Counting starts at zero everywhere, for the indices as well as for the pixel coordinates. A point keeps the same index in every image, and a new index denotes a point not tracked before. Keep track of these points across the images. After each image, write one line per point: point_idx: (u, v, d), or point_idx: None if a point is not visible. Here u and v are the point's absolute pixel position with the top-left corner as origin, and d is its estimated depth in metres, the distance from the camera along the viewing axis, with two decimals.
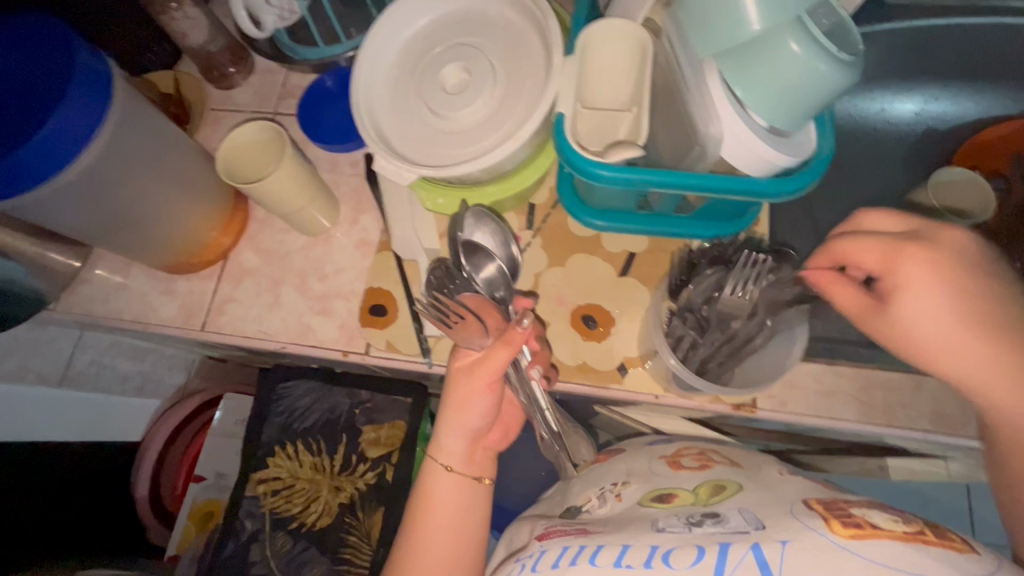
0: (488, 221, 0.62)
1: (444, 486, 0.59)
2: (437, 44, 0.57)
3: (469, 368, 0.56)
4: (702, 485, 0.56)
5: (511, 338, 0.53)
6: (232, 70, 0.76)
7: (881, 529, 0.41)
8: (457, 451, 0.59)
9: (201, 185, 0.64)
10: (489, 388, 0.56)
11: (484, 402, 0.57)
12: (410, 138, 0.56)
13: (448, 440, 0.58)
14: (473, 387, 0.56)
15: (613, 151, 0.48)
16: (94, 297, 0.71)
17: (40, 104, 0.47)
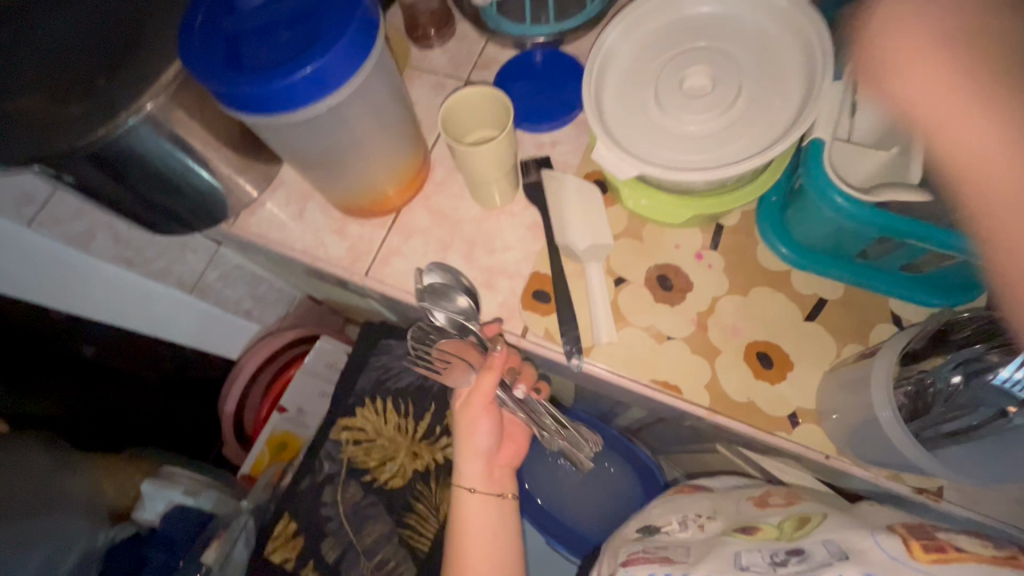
0: (440, 272, 0.66)
1: (473, 506, 0.66)
2: (683, 45, 0.55)
3: (465, 401, 0.65)
4: (785, 520, 0.57)
5: (493, 363, 0.61)
6: (433, 33, 0.76)
7: (968, 553, 0.41)
8: (477, 473, 0.67)
9: (401, 140, 0.65)
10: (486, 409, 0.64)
11: (487, 421, 0.65)
12: (635, 130, 0.54)
13: (470, 468, 0.67)
14: (473, 409, 0.64)
15: (879, 190, 0.45)
16: (270, 223, 0.75)
17: (315, 38, 0.49)
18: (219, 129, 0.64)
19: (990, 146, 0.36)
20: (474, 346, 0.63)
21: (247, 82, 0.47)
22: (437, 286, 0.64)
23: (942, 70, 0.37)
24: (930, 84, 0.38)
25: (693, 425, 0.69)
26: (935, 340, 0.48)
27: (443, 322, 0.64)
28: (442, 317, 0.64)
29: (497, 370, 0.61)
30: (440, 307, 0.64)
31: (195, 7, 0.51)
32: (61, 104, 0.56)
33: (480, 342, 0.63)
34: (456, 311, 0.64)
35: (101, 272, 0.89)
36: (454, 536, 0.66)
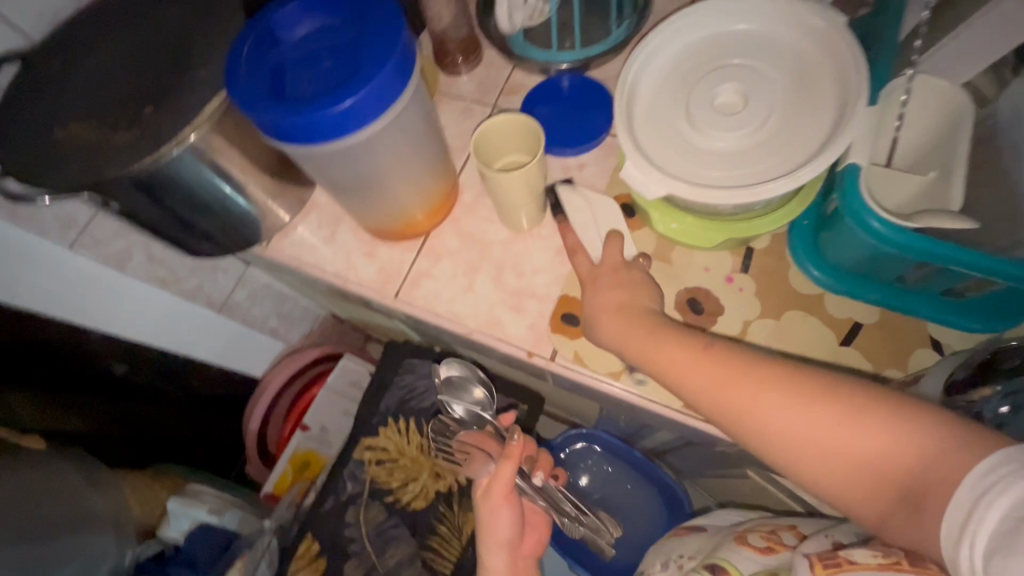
0: (456, 364, 0.72)
1: None
2: (714, 64, 0.55)
3: (484, 492, 0.64)
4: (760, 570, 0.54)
5: (510, 452, 0.62)
6: (461, 60, 0.78)
7: (859, 564, 0.45)
8: (501, 566, 0.67)
9: (432, 166, 0.67)
10: (504, 506, 0.64)
11: (507, 512, 0.65)
12: (666, 148, 0.54)
13: (495, 564, 0.67)
14: (494, 506, 0.64)
15: (922, 217, 0.45)
16: (301, 246, 0.77)
17: (356, 70, 0.51)
18: (256, 155, 0.66)
19: (748, 399, 0.44)
20: (491, 434, 0.69)
21: (289, 113, 0.49)
22: (451, 381, 0.72)
23: (690, 358, 0.48)
24: (664, 353, 0.50)
25: (724, 451, 0.68)
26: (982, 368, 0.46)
27: (462, 414, 0.72)
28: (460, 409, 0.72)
29: (513, 464, 0.62)
30: (458, 401, 0.72)
31: (242, 39, 0.53)
32: (110, 134, 0.58)
33: (496, 430, 0.69)
34: (472, 401, 0.72)
35: (135, 292, 0.92)
36: None
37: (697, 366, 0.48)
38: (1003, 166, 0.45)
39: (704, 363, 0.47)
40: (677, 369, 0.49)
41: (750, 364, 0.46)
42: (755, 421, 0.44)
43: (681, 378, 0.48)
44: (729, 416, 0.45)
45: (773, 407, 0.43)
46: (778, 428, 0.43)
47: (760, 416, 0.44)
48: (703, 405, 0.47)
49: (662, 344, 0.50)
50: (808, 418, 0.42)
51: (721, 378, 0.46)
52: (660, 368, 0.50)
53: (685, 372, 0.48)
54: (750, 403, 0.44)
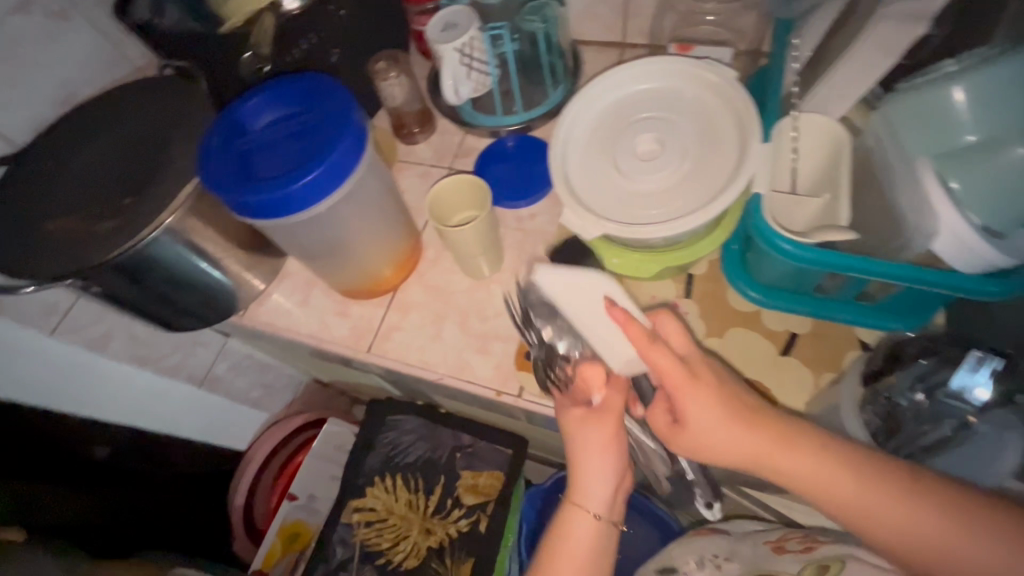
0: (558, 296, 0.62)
1: (582, 533, 0.58)
2: (632, 118, 0.63)
3: (592, 420, 0.59)
4: (805, 568, 0.62)
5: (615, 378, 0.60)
6: (418, 130, 0.86)
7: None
8: (601, 496, 0.59)
9: (395, 227, 0.72)
10: (612, 439, 0.58)
11: (609, 457, 0.59)
12: (598, 195, 0.60)
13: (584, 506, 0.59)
14: (596, 429, 0.58)
15: (818, 233, 0.51)
16: (277, 311, 0.81)
17: (314, 151, 0.57)
18: (231, 230, 0.72)
19: (928, 528, 0.46)
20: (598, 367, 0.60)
21: (254, 194, 0.55)
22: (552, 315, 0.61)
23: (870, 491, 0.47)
24: (782, 458, 0.50)
25: (695, 469, 0.71)
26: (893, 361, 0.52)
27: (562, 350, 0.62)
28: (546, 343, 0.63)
29: (620, 412, 0.59)
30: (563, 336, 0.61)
31: (211, 132, 0.59)
32: (92, 223, 0.63)
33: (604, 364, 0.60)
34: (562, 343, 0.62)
35: (118, 373, 0.94)
36: (554, 565, 0.58)
37: (874, 500, 0.47)
38: (878, 186, 0.53)
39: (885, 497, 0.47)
40: (853, 501, 0.48)
41: (877, 473, 0.48)
42: (879, 526, 0.47)
43: (854, 510, 0.48)
44: (851, 515, 0.49)
45: (897, 516, 0.47)
46: (921, 544, 0.46)
47: (883, 520, 0.47)
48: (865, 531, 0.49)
49: (832, 470, 0.49)
50: (932, 529, 0.46)
51: (902, 510, 0.47)
52: (832, 496, 0.49)
53: (867, 508, 0.48)
54: (927, 533, 0.46)
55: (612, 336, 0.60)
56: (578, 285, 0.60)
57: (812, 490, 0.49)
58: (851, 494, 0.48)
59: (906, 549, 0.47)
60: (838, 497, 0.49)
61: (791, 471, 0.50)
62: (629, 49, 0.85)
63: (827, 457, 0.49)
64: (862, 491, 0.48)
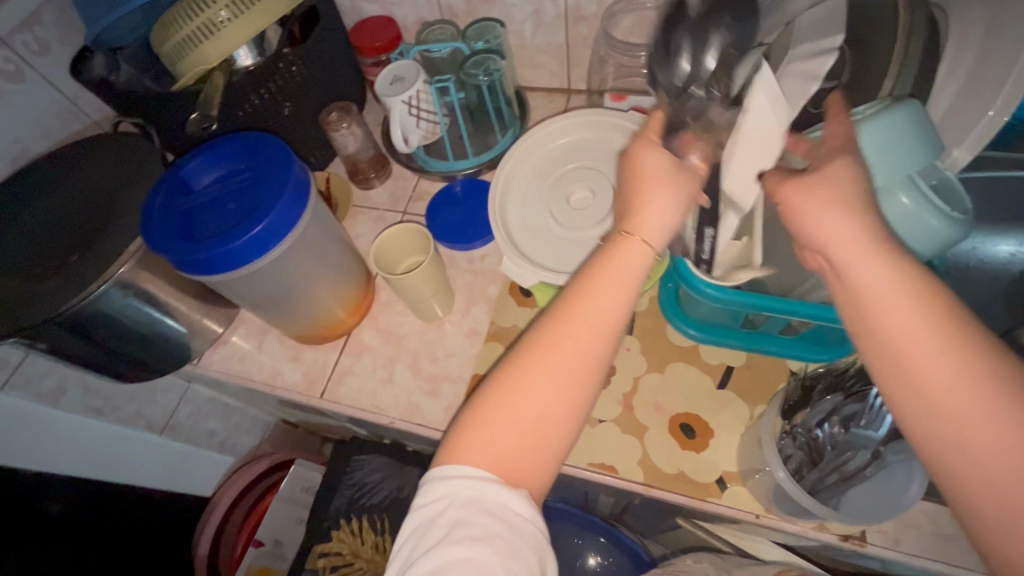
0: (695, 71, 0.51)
1: (601, 297, 0.46)
2: (563, 171, 0.70)
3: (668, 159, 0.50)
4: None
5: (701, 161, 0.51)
6: (373, 175, 0.89)
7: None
8: (657, 221, 0.49)
9: (347, 273, 0.74)
10: (676, 181, 0.49)
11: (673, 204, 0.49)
12: (534, 244, 0.65)
13: (608, 284, 0.47)
14: (678, 175, 0.50)
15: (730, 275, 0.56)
16: (233, 357, 0.81)
17: (258, 205, 0.59)
18: (184, 281, 0.73)
19: (992, 423, 0.38)
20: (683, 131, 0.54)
21: (198, 249, 0.56)
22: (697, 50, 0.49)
23: (959, 359, 0.39)
24: (864, 265, 0.42)
25: (647, 503, 0.72)
26: (804, 394, 0.56)
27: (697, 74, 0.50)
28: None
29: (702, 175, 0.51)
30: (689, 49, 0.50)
31: (156, 189, 0.61)
32: (35, 281, 0.64)
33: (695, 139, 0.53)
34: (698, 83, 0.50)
35: (70, 426, 0.92)
36: (551, 322, 0.46)
37: (950, 363, 0.39)
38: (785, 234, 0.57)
39: (967, 371, 0.39)
40: (934, 355, 0.40)
41: (973, 346, 0.39)
42: (935, 395, 0.39)
43: (923, 367, 0.40)
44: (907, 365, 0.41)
45: (961, 391, 0.39)
46: (965, 433, 0.38)
47: (945, 389, 0.39)
48: (909, 388, 0.41)
49: (931, 327, 0.40)
50: (988, 415, 0.38)
51: (983, 394, 0.38)
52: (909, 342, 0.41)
53: (942, 371, 0.39)
54: (982, 424, 0.38)
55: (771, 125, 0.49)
56: (772, 109, 0.48)
57: (898, 317, 0.41)
58: (927, 341, 0.40)
59: (950, 427, 0.39)
60: (910, 336, 0.40)
61: (876, 289, 0.42)
62: (574, 95, 0.90)
63: (934, 301, 0.41)
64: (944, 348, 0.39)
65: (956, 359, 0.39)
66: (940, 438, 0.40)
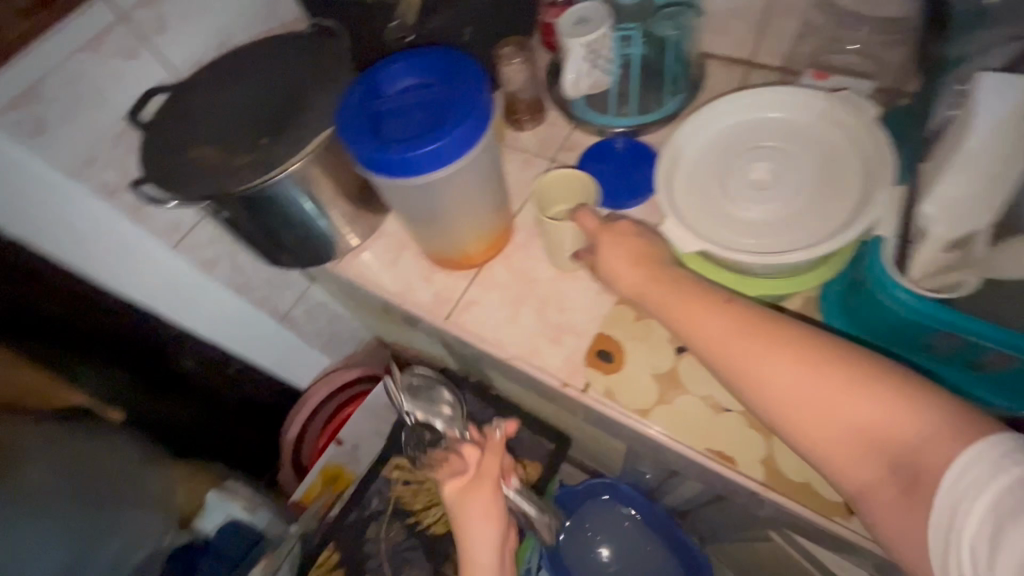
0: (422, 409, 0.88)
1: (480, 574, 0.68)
2: (746, 145, 0.65)
3: (470, 487, 0.70)
4: None
5: (484, 471, 0.72)
6: (526, 118, 0.88)
7: None
8: (485, 548, 0.68)
9: (493, 207, 0.75)
10: (494, 526, 0.69)
11: (491, 528, 0.69)
12: (700, 214, 0.62)
13: (477, 527, 0.69)
14: (480, 494, 0.70)
15: (926, 279, 0.52)
16: (367, 266, 0.86)
17: (442, 121, 0.61)
18: (344, 184, 0.77)
19: (811, 387, 0.44)
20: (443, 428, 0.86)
21: (384, 152, 0.59)
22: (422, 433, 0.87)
23: (795, 359, 0.45)
24: (702, 322, 0.51)
25: (747, 505, 0.69)
26: None
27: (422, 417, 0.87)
28: (448, 405, 0.89)
29: (489, 490, 0.70)
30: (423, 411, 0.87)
31: (351, 89, 0.64)
32: (232, 156, 0.70)
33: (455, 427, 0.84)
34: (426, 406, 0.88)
35: (213, 295, 1.01)
36: None
37: (781, 369, 0.45)
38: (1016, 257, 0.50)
39: (796, 364, 0.45)
40: (768, 370, 0.46)
41: (788, 337, 0.47)
42: (775, 390, 0.46)
43: (770, 380, 0.46)
44: (771, 396, 0.46)
45: (813, 386, 0.44)
46: (806, 403, 0.44)
47: (793, 392, 0.45)
48: (758, 400, 0.47)
49: (747, 340, 0.48)
50: (812, 385, 0.44)
51: (815, 378, 0.44)
52: (751, 366, 0.47)
53: (788, 381, 0.45)
54: (819, 399, 0.44)
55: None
56: (1004, 130, 0.46)
57: (728, 355, 0.48)
58: (762, 354, 0.47)
59: (792, 414, 0.45)
60: (752, 354, 0.47)
61: (706, 340, 0.50)
62: (757, 68, 0.83)
63: (750, 329, 0.48)
64: (774, 350, 0.47)
65: (794, 347, 0.46)
66: (795, 428, 0.45)
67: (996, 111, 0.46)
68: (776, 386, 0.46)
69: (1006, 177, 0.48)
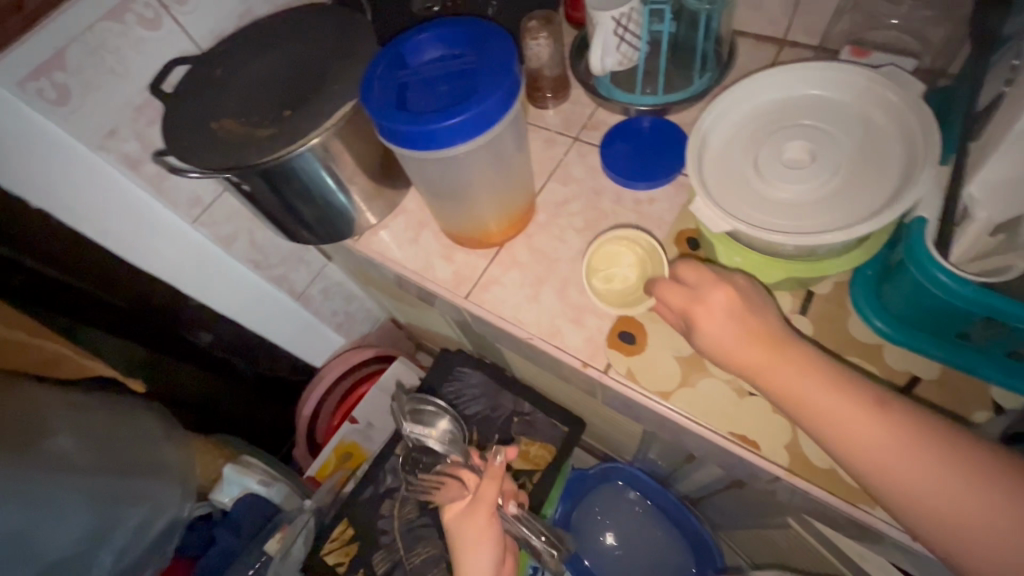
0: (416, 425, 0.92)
1: None
2: (782, 123, 0.62)
3: (468, 511, 0.71)
4: None
5: (483, 497, 0.71)
6: (550, 96, 0.86)
7: None
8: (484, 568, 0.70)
9: (517, 184, 0.74)
10: (489, 552, 0.70)
11: (488, 551, 0.70)
12: (731, 192, 0.60)
13: (473, 551, 0.70)
14: (480, 518, 0.70)
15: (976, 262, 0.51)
16: (386, 244, 0.85)
17: (470, 93, 0.59)
18: (366, 160, 0.77)
19: (947, 484, 0.44)
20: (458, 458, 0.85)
21: (410, 123, 0.58)
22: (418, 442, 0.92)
23: (927, 454, 0.46)
24: (818, 399, 0.51)
25: (767, 492, 0.69)
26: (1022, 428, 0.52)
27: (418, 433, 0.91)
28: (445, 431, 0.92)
29: (488, 513, 0.71)
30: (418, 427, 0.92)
31: (378, 59, 0.63)
32: (257, 129, 0.69)
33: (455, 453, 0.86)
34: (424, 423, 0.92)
35: (232, 271, 1.01)
36: None
37: (910, 462, 0.46)
38: None
39: (928, 460, 0.45)
40: (898, 461, 0.46)
41: (919, 430, 0.47)
42: (906, 483, 0.46)
43: (899, 472, 0.46)
44: (899, 487, 0.46)
45: (949, 483, 0.44)
46: (942, 500, 0.44)
47: (928, 488, 0.45)
48: (885, 491, 0.47)
49: (873, 427, 0.48)
50: (949, 482, 0.44)
51: (952, 477, 0.44)
52: (877, 456, 0.47)
53: (919, 475, 0.45)
54: (953, 498, 0.44)
55: None
56: None
57: (855, 440, 0.48)
58: (888, 443, 0.47)
59: (924, 509, 0.45)
60: (875, 438, 0.48)
61: (828, 422, 0.50)
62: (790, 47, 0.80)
63: (877, 417, 0.48)
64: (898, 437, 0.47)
65: (921, 437, 0.46)
66: (929, 522, 0.45)
67: None
68: (910, 480, 0.46)
69: None
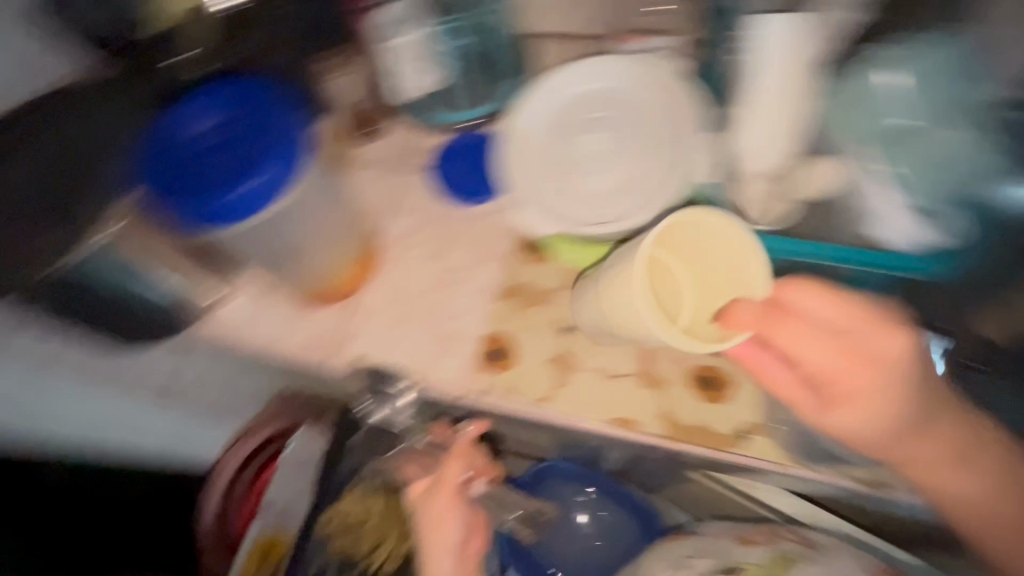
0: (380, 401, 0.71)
1: None
2: (571, 116, 0.67)
3: (428, 493, 0.66)
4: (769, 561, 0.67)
5: (444, 480, 0.66)
6: (362, 132, 0.81)
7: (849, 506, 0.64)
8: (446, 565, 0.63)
9: (346, 231, 0.72)
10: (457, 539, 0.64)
11: (454, 525, 0.64)
12: (548, 199, 0.67)
13: (435, 538, 0.64)
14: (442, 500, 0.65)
15: None
16: (232, 322, 0.78)
17: (254, 160, 0.58)
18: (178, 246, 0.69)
19: (955, 460, 0.59)
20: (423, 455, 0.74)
21: (205, 207, 0.56)
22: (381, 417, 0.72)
23: (953, 439, 0.59)
24: (869, 398, 0.56)
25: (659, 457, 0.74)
26: None
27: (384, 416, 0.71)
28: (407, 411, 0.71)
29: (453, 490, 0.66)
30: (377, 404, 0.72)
31: (151, 142, 0.60)
32: None
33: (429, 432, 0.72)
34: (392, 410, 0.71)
35: (63, 399, 0.88)
36: None
37: (935, 445, 0.58)
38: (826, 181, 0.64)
39: (939, 442, 0.59)
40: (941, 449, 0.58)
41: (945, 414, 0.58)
42: (927, 464, 0.59)
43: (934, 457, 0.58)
44: (918, 465, 0.59)
45: (947, 457, 0.59)
46: (940, 471, 0.59)
47: (940, 465, 0.59)
48: (907, 467, 0.59)
49: (908, 417, 0.57)
50: (958, 456, 0.59)
51: (958, 452, 0.59)
52: (916, 442, 0.58)
53: (936, 456, 0.59)
54: (947, 469, 0.60)
55: (795, 75, 0.59)
56: (784, 76, 0.59)
57: (895, 430, 0.57)
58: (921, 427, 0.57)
59: (927, 475, 0.60)
60: (913, 422, 0.57)
61: (880, 416, 0.56)
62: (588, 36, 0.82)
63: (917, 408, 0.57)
64: (930, 421, 0.58)
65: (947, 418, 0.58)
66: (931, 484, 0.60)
67: (783, 43, 0.58)
68: (925, 459, 0.59)
69: (789, 113, 0.61)
